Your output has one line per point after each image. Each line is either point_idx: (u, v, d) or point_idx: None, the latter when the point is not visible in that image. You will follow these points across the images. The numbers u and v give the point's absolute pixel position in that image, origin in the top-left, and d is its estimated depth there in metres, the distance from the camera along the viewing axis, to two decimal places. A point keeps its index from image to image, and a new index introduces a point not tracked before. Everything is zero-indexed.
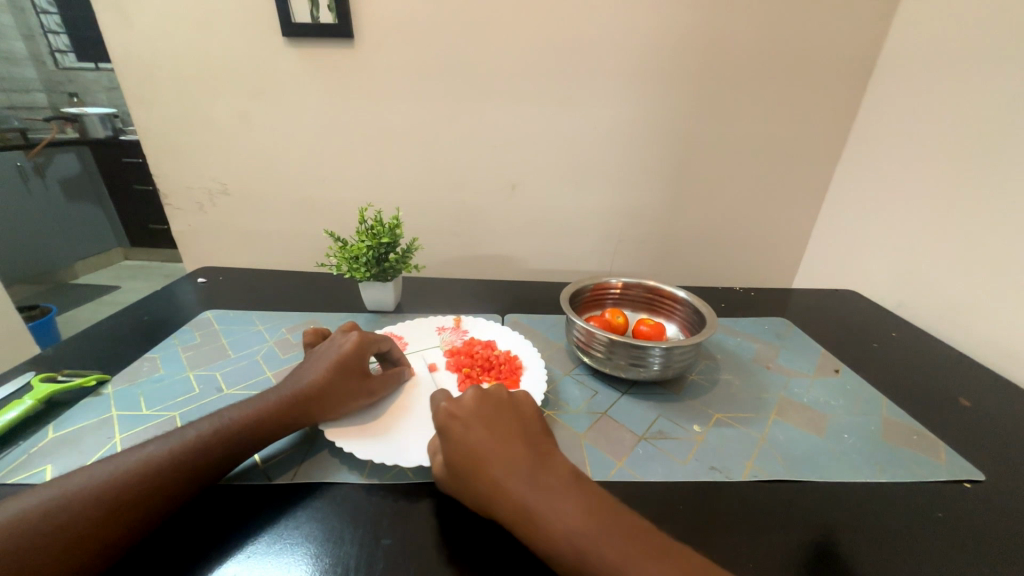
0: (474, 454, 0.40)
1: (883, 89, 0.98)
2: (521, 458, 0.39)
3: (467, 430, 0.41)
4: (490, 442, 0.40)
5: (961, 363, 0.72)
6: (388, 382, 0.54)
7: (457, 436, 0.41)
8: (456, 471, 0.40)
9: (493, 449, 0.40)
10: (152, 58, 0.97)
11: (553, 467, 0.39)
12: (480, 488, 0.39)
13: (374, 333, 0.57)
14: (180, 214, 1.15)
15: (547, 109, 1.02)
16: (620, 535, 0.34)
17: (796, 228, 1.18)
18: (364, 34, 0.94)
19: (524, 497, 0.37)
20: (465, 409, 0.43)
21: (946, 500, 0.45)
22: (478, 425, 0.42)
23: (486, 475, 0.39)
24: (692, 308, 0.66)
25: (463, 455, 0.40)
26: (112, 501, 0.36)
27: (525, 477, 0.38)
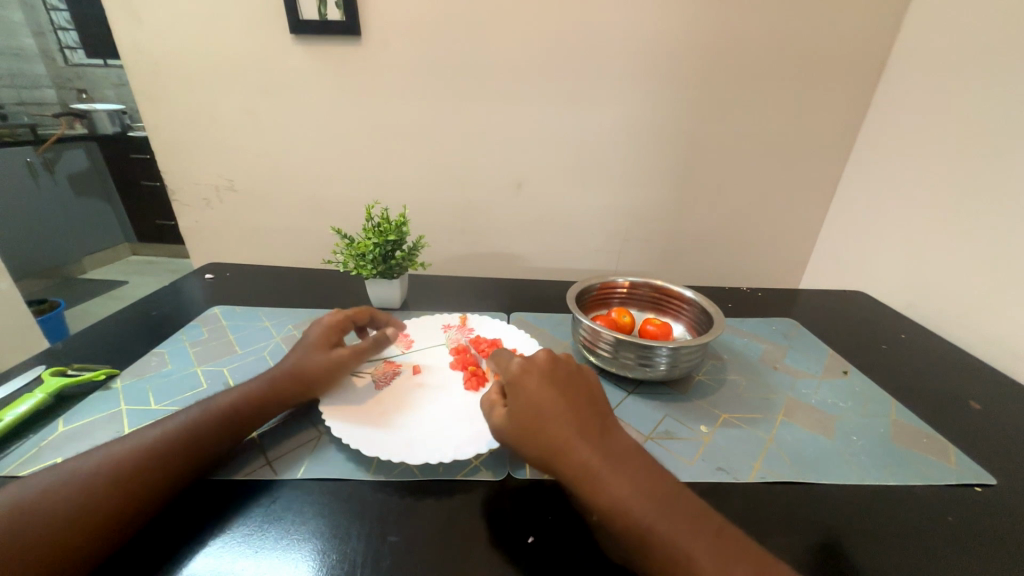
0: (545, 407, 0.41)
1: (894, 87, 0.97)
2: (588, 419, 0.41)
3: (540, 385, 0.43)
4: (560, 399, 0.41)
5: (972, 365, 0.71)
6: (366, 346, 0.58)
7: (530, 389, 0.42)
8: (519, 422, 0.41)
9: (564, 406, 0.41)
10: (160, 55, 0.97)
11: (618, 437, 0.40)
12: (544, 440, 0.39)
13: (347, 312, 0.62)
14: (187, 210, 1.15)
15: (554, 107, 1.01)
16: (676, 505, 0.36)
17: (805, 227, 1.17)
18: (371, 31, 0.94)
19: (590, 454, 0.38)
20: (539, 367, 0.44)
21: (957, 504, 0.44)
22: (550, 383, 0.43)
23: (552, 428, 0.40)
24: (699, 307, 0.66)
25: (531, 407, 0.41)
26: (104, 494, 0.37)
27: (592, 437, 0.39)
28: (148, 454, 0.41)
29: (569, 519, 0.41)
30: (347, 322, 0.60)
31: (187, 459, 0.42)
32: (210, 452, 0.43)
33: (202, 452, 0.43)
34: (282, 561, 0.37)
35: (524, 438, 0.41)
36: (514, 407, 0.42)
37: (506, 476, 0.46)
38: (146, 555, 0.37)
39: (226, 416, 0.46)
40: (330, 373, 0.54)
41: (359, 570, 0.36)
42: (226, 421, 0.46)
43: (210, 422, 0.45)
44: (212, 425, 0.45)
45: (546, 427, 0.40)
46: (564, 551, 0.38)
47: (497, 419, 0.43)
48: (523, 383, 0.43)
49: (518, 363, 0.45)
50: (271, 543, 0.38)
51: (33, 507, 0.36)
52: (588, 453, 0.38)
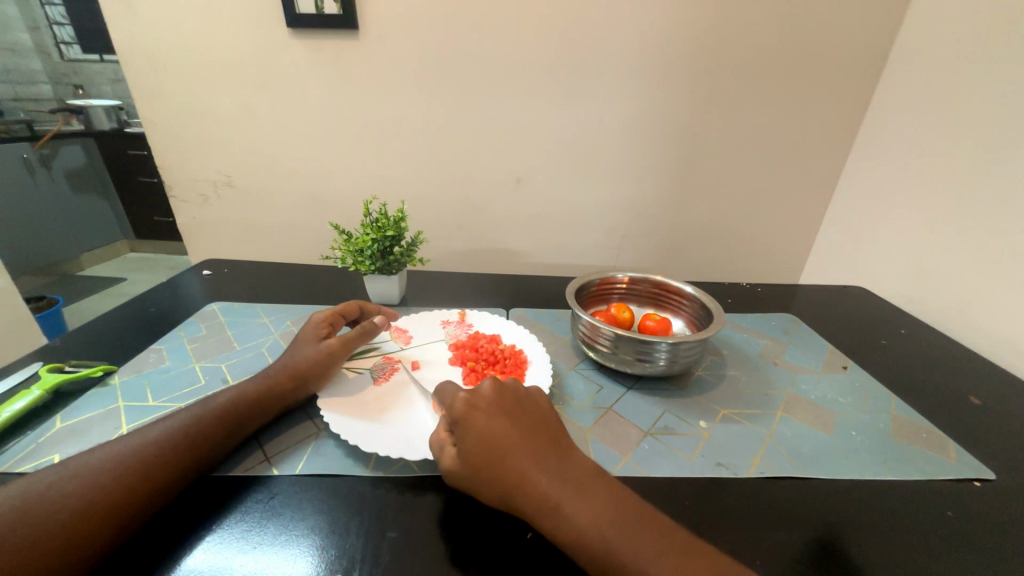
0: (497, 443, 0.40)
1: (896, 81, 0.96)
2: (542, 450, 0.40)
3: (488, 419, 0.42)
4: (512, 432, 0.41)
5: (971, 360, 0.71)
6: (352, 336, 0.57)
7: (479, 425, 0.41)
8: (471, 461, 0.40)
9: (515, 439, 0.40)
10: (156, 49, 0.96)
11: (575, 464, 0.40)
12: (499, 477, 0.39)
13: (334, 307, 0.62)
14: (185, 206, 1.15)
15: (553, 101, 1.01)
16: (640, 525, 0.36)
17: (805, 223, 1.17)
18: (369, 24, 0.93)
19: (548, 487, 0.37)
20: (484, 400, 0.44)
21: (956, 500, 0.44)
22: (500, 415, 0.42)
23: (507, 464, 0.39)
24: (699, 303, 0.65)
25: (481, 445, 0.40)
26: (104, 492, 0.37)
27: (548, 469, 0.39)
28: (150, 452, 0.41)
29: None
30: (335, 317, 0.61)
31: (189, 457, 0.42)
32: (212, 450, 0.43)
33: (204, 450, 0.43)
34: (282, 556, 0.37)
35: (479, 478, 0.39)
36: (464, 446, 0.41)
37: None
38: (147, 554, 0.36)
39: (226, 414, 0.46)
40: (323, 364, 0.54)
41: (359, 566, 0.36)
42: (227, 419, 0.46)
43: (212, 420, 0.45)
44: (214, 423, 0.45)
45: (501, 463, 0.39)
46: (563, 546, 0.38)
47: (447, 460, 0.42)
48: (470, 420, 0.42)
49: (462, 400, 0.44)
50: (274, 541, 0.38)
51: (34, 505, 0.35)
52: (547, 484, 0.38)
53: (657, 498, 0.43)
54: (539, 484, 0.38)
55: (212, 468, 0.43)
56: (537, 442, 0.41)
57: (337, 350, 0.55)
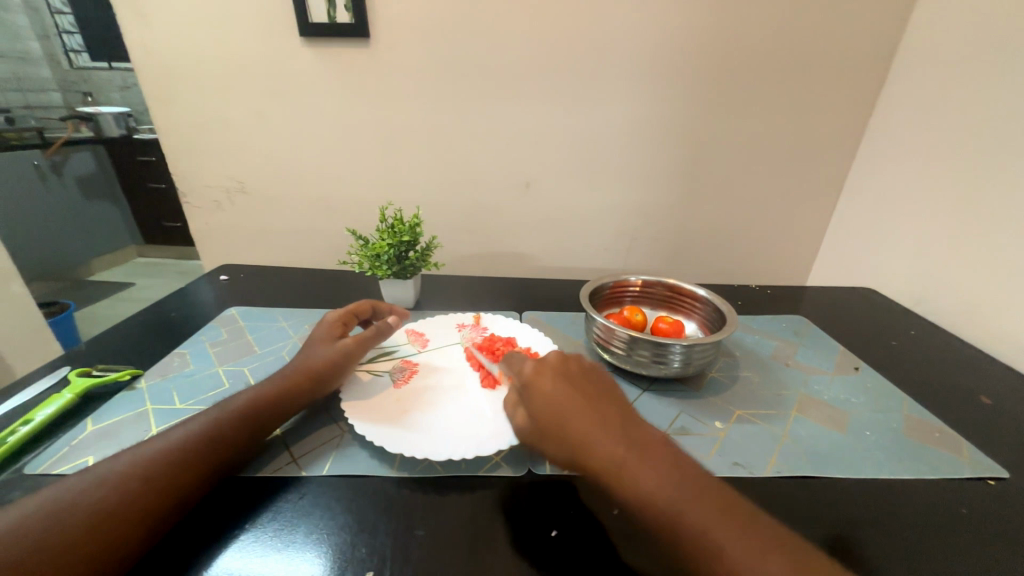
0: (561, 404, 0.44)
1: (901, 84, 0.97)
2: (605, 413, 0.43)
3: (552, 385, 0.46)
4: (576, 396, 0.44)
5: (981, 361, 0.72)
6: (364, 340, 0.58)
7: (545, 389, 0.46)
8: (539, 421, 0.44)
9: (578, 404, 0.44)
10: (171, 59, 0.98)
11: (640, 429, 0.42)
12: (564, 436, 0.42)
13: (347, 307, 0.64)
14: (198, 212, 1.16)
15: (561, 107, 1.02)
16: (702, 489, 0.37)
17: (811, 225, 1.18)
18: (379, 32, 0.95)
19: (609, 445, 0.40)
20: (552, 369, 0.48)
21: (971, 498, 0.45)
22: (564, 382, 0.46)
23: (569, 425, 0.42)
24: (712, 306, 0.66)
25: (547, 407, 0.44)
26: (137, 493, 0.38)
27: (609, 429, 0.41)
28: (176, 454, 0.42)
29: (589, 512, 0.42)
30: (348, 317, 0.62)
31: (214, 459, 0.43)
32: (236, 452, 0.44)
33: (229, 451, 0.44)
34: (312, 554, 0.38)
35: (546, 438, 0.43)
36: (533, 410, 0.45)
37: (526, 472, 0.47)
38: (179, 554, 0.37)
39: (253, 417, 0.47)
40: (339, 363, 0.55)
41: (387, 563, 0.37)
42: (253, 422, 0.47)
43: (234, 421, 0.46)
44: (236, 424, 0.46)
45: (564, 422, 0.43)
46: (586, 543, 0.39)
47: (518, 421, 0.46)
48: (538, 384, 0.47)
49: (531, 369, 0.48)
50: (303, 539, 0.39)
51: (67, 508, 0.37)
52: (606, 445, 0.40)
53: None
54: (598, 444, 0.40)
55: (237, 468, 0.45)
56: (601, 407, 0.44)
57: (352, 349, 0.57)
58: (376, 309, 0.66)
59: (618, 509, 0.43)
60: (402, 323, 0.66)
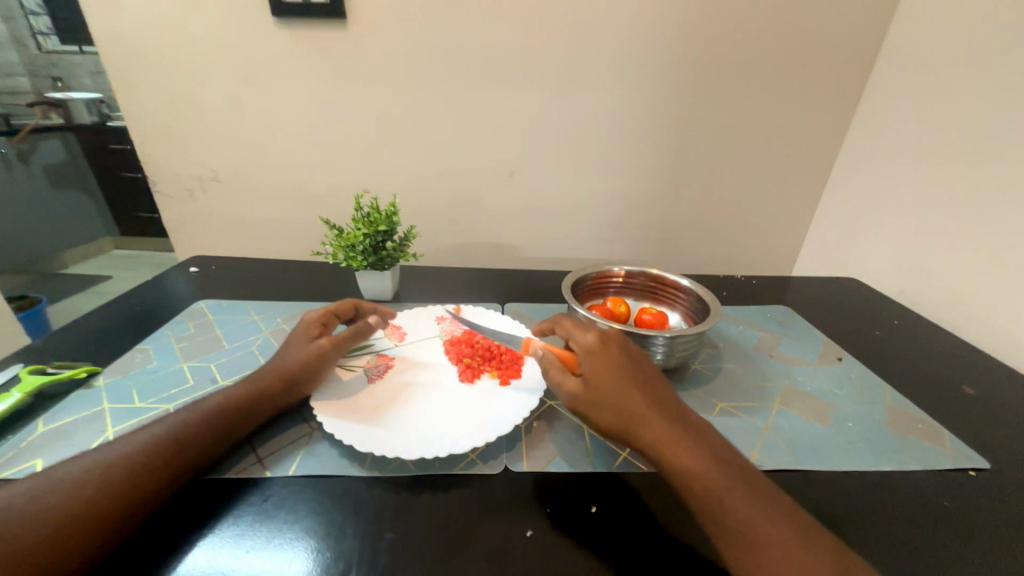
0: (621, 377, 0.43)
1: (889, 72, 0.96)
2: (661, 396, 0.42)
3: (614, 358, 0.45)
4: (636, 374, 0.43)
5: (965, 351, 0.71)
6: (343, 341, 0.55)
7: (607, 359, 0.44)
8: (594, 388, 0.43)
9: (636, 382, 0.43)
10: (135, 39, 0.93)
11: (691, 417, 0.42)
12: (621, 407, 0.41)
13: (330, 305, 0.60)
14: (170, 202, 1.12)
15: (547, 93, 0.99)
16: (748, 486, 0.37)
17: (798, 215, 1.17)
18: (356, 13, 0.91)
19: (665, 425, 0.40)
20: (612, 344, 0.46)
21: (952, 489, 0.45)
22: (624, 358, 0.45)
23: (629, 398, 0.41)
24: (696, 296, 0.65)
25: (607, 377, 0.43)
26: (89, 499, 0.36)
27: (666, 412, 0.41)
28: (135, 457, 0.39)
29: (567, 510, 0.41)
30: (328, 317, 0.58)
31: (177, 462, 0.40)
32: (203, 454, 0.42)
33: (195, 453, 0.41)
34: (277, 559, 0.36)
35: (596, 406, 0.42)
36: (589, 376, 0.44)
37: (502, 468, 0.45)
38: (136, 562, 0.35)
39: (216, 415, 0.44)
40: (314, 366, 0.52)
41: (356, 568, 0.36)
42: (216, 420, 0.44)
43: (201, 421, 0.43)
44: (205, 424, 0.43)
45: (622, 394, 0.42)
46: (563, 543, 0.38)
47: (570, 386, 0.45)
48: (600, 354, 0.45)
49: (591, 341, 0.46)
50: (272, 546, 0.37)
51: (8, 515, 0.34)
52: (662, 425, 0.40)
53: (656, 492, 0.43)
54: (654, 423, 0.40)
55: (204, 471, 0.42)
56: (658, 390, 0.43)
57: (328, 352, 0.53)
58: (359, 308, 0.63)
59: (596, 506, 0.42)
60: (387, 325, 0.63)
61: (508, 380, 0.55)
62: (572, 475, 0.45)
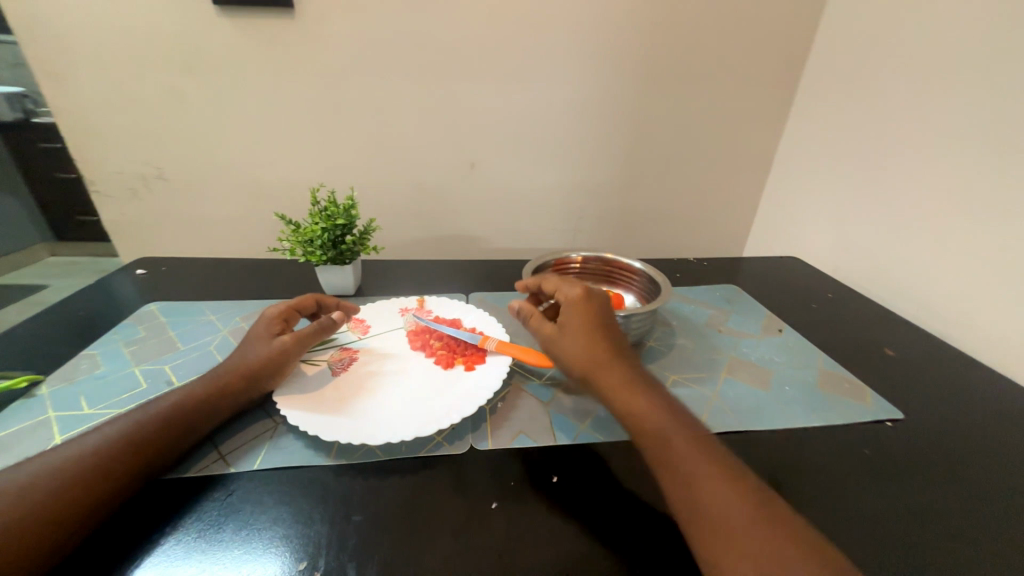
0: (594, 320, 0.51)
1: (820, 64, 1.03)
2: (624, 347, 0.50)
3: (594, 307, 0.52)
4: (606, 324, 0.52)
5: (889, 318, 0.79)
6: (309, 335, 0.55)
7: (587, 305, 0.52)
8: (570, 327, 0.51)
9: (607, 331, 0.51)
10: (62, 28, 0.87)
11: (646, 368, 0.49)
12: (590, 344, 0.49)
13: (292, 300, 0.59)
14: (111, 202, 1.05)
15: (503, 84, 1.00)
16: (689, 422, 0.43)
17: (746, 199, 1.24)
18: (304, 2, 0.89)
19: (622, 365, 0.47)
20: (595, 298, 0.54)
21: (871, 439, 0.50)
22: (600, 310, 0.53)
23: (597, 339, 0.49)
24: (648, 277, 0.69)
25: (582, 321, 0.51)
26: (70, 484, 0.36)
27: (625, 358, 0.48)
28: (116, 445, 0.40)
29: (529, 482, 0.43)
30: (290, 312, 0.58)
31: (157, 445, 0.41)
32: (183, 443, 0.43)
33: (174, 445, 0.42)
34: (242, 552, 0.36)
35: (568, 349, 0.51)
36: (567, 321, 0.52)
37: (467, 448, 0.47)
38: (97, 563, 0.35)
39: (170, 415, 0.43)
40: (275, 363, 0.51)
41: (326, 551, 0.37)
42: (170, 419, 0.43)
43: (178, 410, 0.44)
44: (179, 414, 0.44)
45: (593, 332, 0.50)
46: (524, 513, 0.40)
47: (549, 330, 0.53)
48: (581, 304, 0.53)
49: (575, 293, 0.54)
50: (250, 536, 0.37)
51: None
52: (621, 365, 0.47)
53: (613, 460, 0.46)
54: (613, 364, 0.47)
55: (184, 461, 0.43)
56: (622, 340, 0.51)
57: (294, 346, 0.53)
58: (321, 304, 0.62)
59: (556, 477, 0.44)
60: (351, 318, 0.63)
61: (472, 366, 0.57)
62: (535, 450, 0.47)
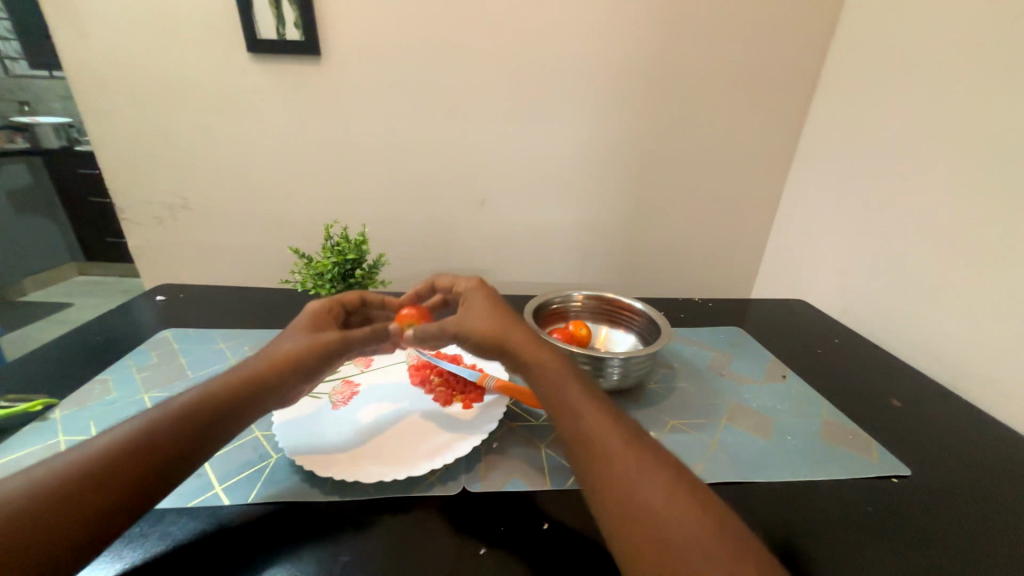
0: (493, 322, 0.51)
1: (823, 111, 1.05)
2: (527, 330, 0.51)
3: (481, 311, 0.53)
4: (502, 314, 0.52)
5: (896, 367, 0.77)
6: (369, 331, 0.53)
7: (472, 316, 0.52)
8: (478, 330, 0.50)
9: (507, 317, 0.52)
10: (113, 73, 0.95)
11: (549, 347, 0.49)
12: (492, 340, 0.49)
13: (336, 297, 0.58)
14: (138, 229, 1.11)
15: (514, 126, 1.05)
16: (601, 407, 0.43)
17: (753, 240, 1.24)
18: (331, 51, 0.96)
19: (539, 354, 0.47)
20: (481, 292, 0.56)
21: (876, 496, 0.48)
22: (489, 307, 0.53)
23: (497, 326, 0.50)
24: (649, 319, 0.69)
25: (480, 311, 0.52)
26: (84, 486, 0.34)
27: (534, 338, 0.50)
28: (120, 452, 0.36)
29: (519, 528, 0.43)
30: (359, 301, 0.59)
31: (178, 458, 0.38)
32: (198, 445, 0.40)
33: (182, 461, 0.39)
34: None
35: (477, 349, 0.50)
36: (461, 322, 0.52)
37: (459, 490, 0.47)
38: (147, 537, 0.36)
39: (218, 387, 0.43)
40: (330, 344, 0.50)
41: None
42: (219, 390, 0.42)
43: (185, 415, 0.40)
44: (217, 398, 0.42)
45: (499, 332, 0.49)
46: (512, 561, 0.40)
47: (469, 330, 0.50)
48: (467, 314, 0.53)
49: (472, 283, 0.59)
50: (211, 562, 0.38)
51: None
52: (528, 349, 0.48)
53: None
54: (526, 352, 0.47)
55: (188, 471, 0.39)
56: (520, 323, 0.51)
57: (351, 341, 0.50)
58: (366, 300, 0.60)
59: (547, 523, 0.43)
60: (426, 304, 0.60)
61: (471, 405, 0.57)
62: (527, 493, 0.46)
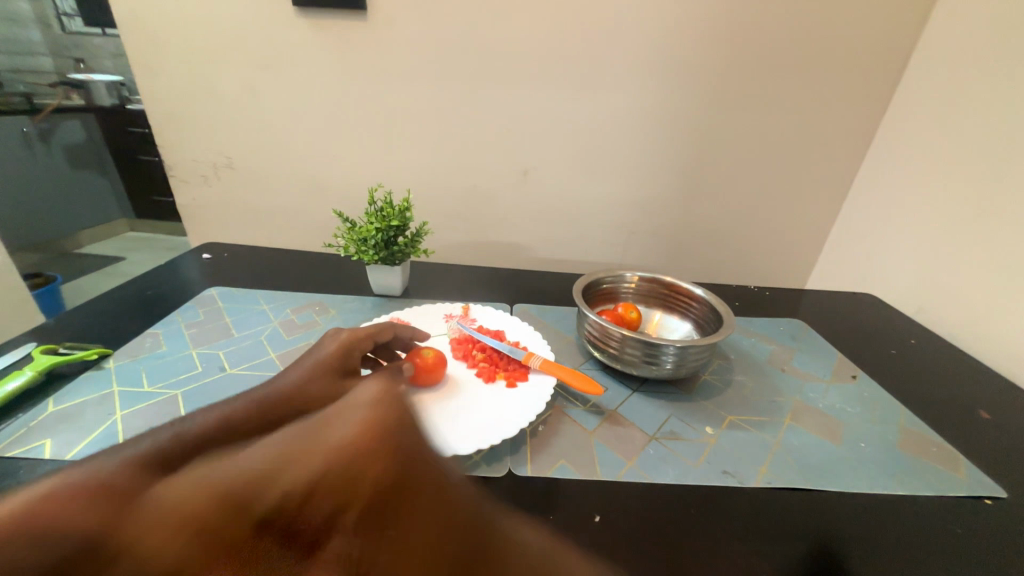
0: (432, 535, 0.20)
1: (916, 84, 0.93)
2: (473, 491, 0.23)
3: (397, 521, 0.20)
4: (427, 511, 0.21)
5: (981, 375, 0.69)
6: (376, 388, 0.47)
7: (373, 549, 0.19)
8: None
9: (443, 513, 0.21)
10: (159, 26, 0.94)
11: None
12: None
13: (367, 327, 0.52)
14: (185, 187, 1.12)
15: (564, 92, 0.99)
16: None
17: (817, 226, 1.14)
18: (375, 5, 0.91)
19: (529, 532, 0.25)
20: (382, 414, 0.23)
21: (968, 518, 0.43)
22: (407, 505, 0.20)
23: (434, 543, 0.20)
24: (709, 306, 0.64)
25: (384, 515, 0.20)
26: None
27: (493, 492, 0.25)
28: None
29: (568, 519, 0.40)
30: (388, 334, 0.53)
31: None
32: None
33: None
34: None
35: None
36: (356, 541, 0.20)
37: (506, 472, 0.45)
38: None
39: None
40: None
41: None
42: None
43: None
44: None
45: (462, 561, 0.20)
46: None
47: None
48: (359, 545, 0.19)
49: (371, 396, 0.24)
50: None
51: None
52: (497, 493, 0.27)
53: (664, 504, 0.42)
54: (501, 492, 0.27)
55: None
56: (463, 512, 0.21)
57: None
58: (397, 335, 0.54)
59: (599, 516, 0.41)
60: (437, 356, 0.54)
61: (514, 383, 0.55)
62: (576, 483, 0.44)
